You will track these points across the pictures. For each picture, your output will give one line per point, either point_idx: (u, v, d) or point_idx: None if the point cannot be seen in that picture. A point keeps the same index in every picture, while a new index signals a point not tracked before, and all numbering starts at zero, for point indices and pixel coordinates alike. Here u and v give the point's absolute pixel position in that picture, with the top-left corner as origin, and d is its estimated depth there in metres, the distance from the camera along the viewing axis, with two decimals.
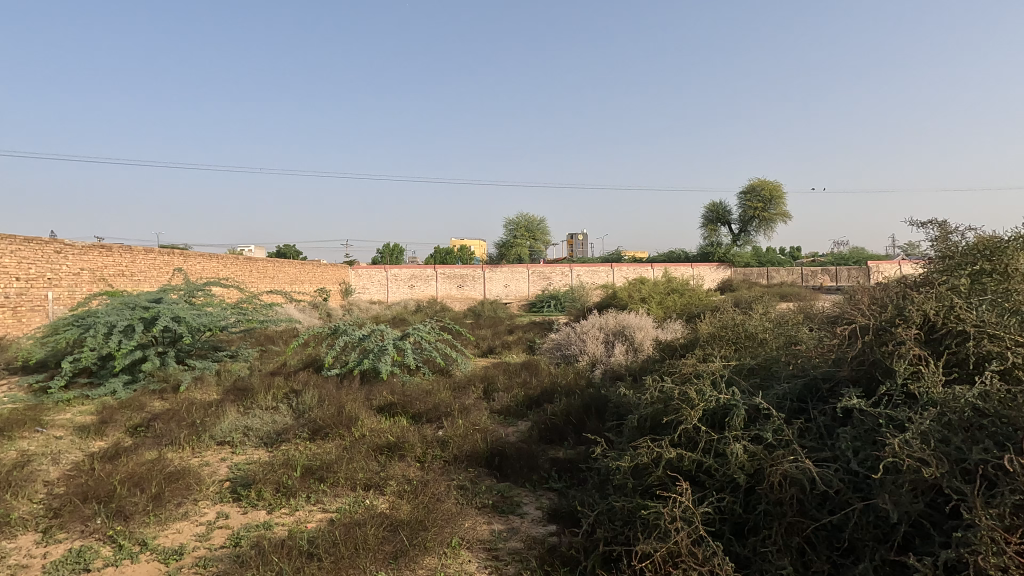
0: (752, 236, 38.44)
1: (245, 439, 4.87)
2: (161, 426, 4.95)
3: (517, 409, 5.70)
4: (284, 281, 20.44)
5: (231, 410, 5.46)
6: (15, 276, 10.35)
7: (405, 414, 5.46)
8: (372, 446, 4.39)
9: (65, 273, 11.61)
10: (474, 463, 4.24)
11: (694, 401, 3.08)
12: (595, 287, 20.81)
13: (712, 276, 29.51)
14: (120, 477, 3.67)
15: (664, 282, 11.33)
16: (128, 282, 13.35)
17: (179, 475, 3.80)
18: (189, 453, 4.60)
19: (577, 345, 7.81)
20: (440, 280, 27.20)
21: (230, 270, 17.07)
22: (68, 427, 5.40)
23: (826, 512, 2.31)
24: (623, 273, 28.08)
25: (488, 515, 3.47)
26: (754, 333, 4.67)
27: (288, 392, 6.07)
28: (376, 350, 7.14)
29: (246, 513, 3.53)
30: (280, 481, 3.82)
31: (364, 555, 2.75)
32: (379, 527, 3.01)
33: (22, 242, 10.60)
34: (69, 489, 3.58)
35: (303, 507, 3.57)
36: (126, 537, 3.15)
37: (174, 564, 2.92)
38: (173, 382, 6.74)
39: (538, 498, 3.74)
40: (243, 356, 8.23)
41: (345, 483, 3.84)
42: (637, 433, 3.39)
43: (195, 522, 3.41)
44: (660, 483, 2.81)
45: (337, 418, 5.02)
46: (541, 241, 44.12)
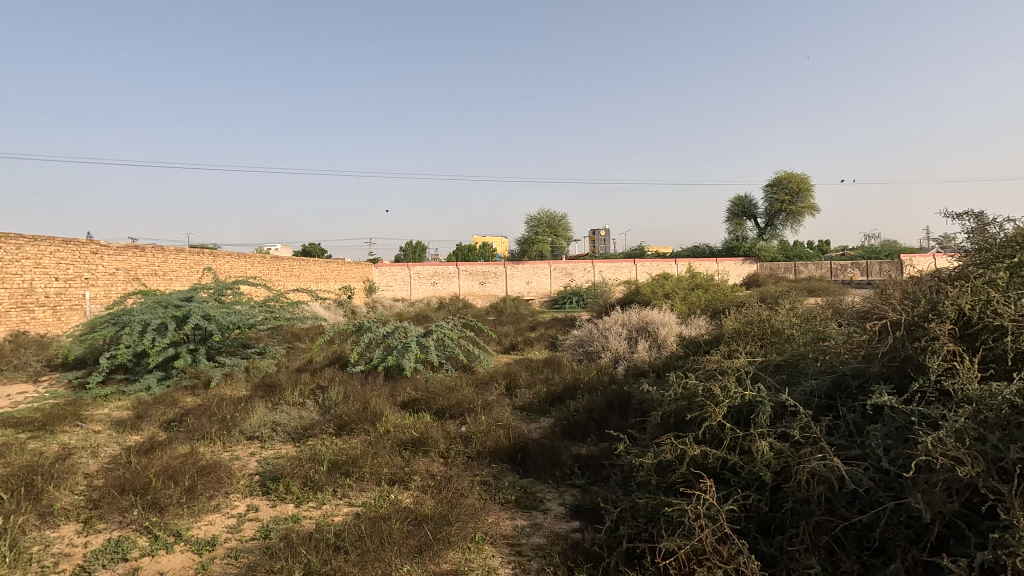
0: (779, 231, 37.67)
1: (273, 434, 4.98)
2: (193, 421, 5.11)
3: (540, 406, 5.68)
4: (310, 280, 20.84)
5: (259, 406, 5.58)
6: (54, 276, 10.83)
7: (428, 410, 5.50)
8: (397, 442, 4.45)
9: (101, 273, 12.04)
10: (496, 458, 4.25)
11: (718, 398, 3.04)
12: (618, 284, 20.60)
13: (739, 271, 29.07)
14: (155, 471, 3.79)
15: (688, 277, 11.17)
16: (161, 281, 13.76)
17: (211, 469, 3.91)
18: (220, 447, 4.71)
19: (599, 343, 7.75)
20: (463, 277, 27.32)
21: (257, 269, 17.46)
22: (105, 421, 5.59)
23: (856, 511, 2.26)
24: (646, 268, 27.76)
25: (511, 511, 3.48)
26: (781, 329, 4.55)
27: (314, 388, 6.20)
28: (400, 347, 7.23)
29: (275, 506, 3.61)
30: (307, 475, 3.90)
31: (389, 548, 2.79)
32: (403, 522, 3.05)
33: (60, 243, 11.06)
34: (108, 482, 3.73)
35: (330, 501, 3.63)
36: (161, 529, 3.25)
37: (207, 554, 3.01)
38: (204, 378, 6.94)
39: (560, 494, 3.73)
40: (270, 353, 8.45)
41: (370, 477, 3.90)
42: (660, 431, 3.37)
43: (226, 515, 3.51)
44: (684, 480, 2.79)
45: (362, 414, 5.10)
46: (563, 238, 44.05)
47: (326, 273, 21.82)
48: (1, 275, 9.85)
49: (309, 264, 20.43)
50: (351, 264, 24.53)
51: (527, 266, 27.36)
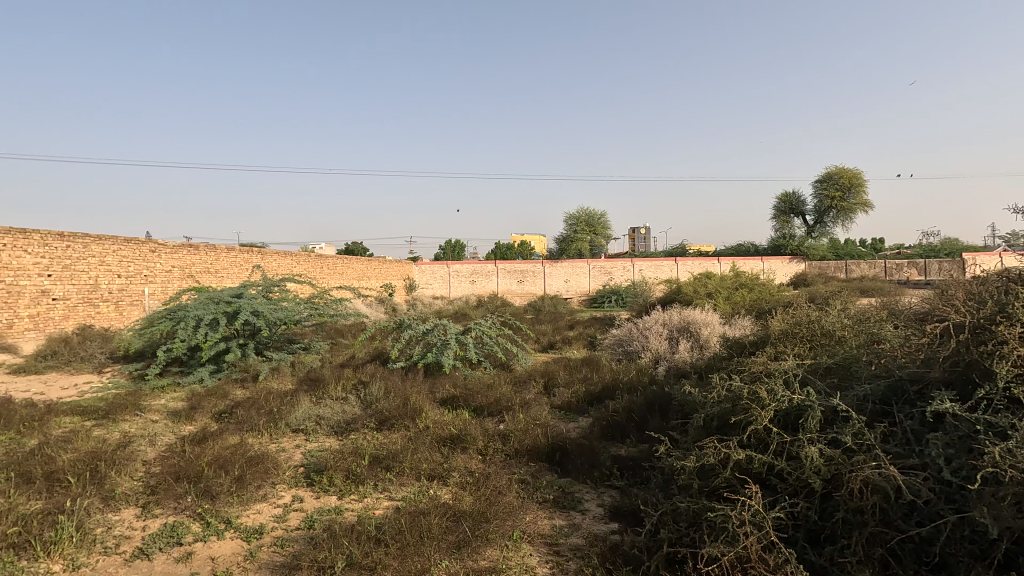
0: (829, 229, 36.20)
1: (318, 428, 5.12)
2: (243, 413, 5.32)
3: (578, 406, 5.64)
4: (352, 277, 21.37)
5: (304, 400, 5.76)
6: (116, 273, 11.51)
7: (466, 407, 5.55)
8: (436, 438, 4.51)
9: (159, 271, 12.69)
10: (534, 457, 4.24)
11: (765, 401, 2.94)
12: (658, 284, 20.25)
13: (785, 271, 28.23)
14: (207, 460, 3.96)
15: (732, 276, 10.87)
16: (213, 278, 14.39)
17: (259, 460, 4.05)
18: (267, 439, 4.89)
19: (639, 343, 7.64)
20: (502, 275, 27.45)
21: (303, 267, 18.02)
22: (162, 411, 5.88)
23: (913, 523, 2.15)
24: (688, 267, 27.14)
25: (549, 510, 3.46)
26: (832, 331, 4.36)
27: (356, 384, 6.35)
28: (439, 344, 7.32)
29: (319, 498, 3.71)
30: (350, 468, 4.00)
31: (428, 543, 2.83)
32: (442, 518, 3.08)
33: (122, 242, 11.71)
34: (164, 469, 3.92)
35: (371, 495, 3.71)
36: (213, 515, 3.40)
37: (255, 542, 3.12)
38: (253, 372, 7.21)
39: (599, 495, 3.69)
40: (315, 349, 8.70)
41: (410, 472, 3.96)
42: (703, 434, 3.29)
43: (273, 504, 3.63)
44: (728, 485, 2.72)
45: (403, 410, 5.19)
46: (602, 236, 43.67)
47: (368, 270, 22.33)
48: (70, 273, 10.58)
49: (352, 262, 20.96)
50: (392, 263, 25.02)
51: (566, 265, 27.16)
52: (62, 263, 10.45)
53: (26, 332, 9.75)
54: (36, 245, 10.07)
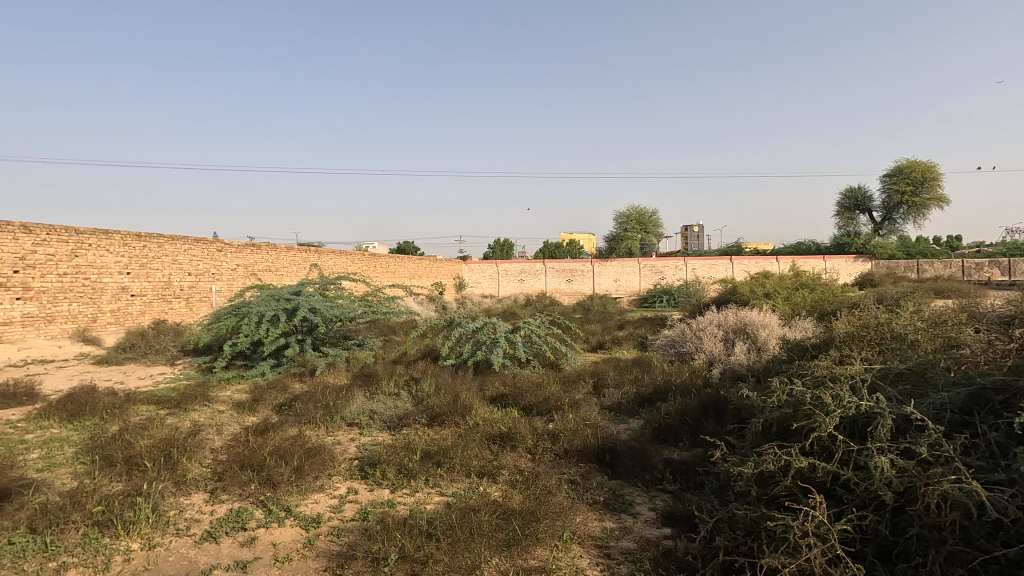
0: (899, 226, 34.08)
1: (371, 422, 5.27)
2: (301, 406, 5.53)
3: (629, 407, 5.55)
4: (404, 276, 21.86)
5: (359, 395, 5.93)
6: (187, 271, 12.23)
7: (516, 406, 5.56)
8: (486, 436, 4.54)
9: (225, 269, 13.39)
10: (584, 458, 4.20)
11: (829, 407, 2.80)
12: (712, 283, 19.65)
13: (849, 270, 26.85)
14: (269, 450, 4.15)
15: (793, 276, 10.40)
16: (274, 276, 15.06)
17: (316, 452, 4.21)
18: (324, 432, 5.06)
19: (692, 344, 7.43)
20: (550, 274, 27.39)
21: (357, 266, 18.59)
22: (227, 402, 6.20)
23: (999, 544, 1.99)
24: (744, 266, 26.11)
25: (599, 512, 3.42)
26: (904, 334, 4.09)
27: (408, 380, 6.49)
28: (488, 342, 7.37)
29: (373, 491, 3.82)
30: (402, 462, 4.08)
31: (479, 539, 2.85)
32: (492, 515, 3.10)
33: (193, 242, 12.44)
34: (230, 457, 4.13)
35: (422, 489, 3.77)
36: (274, 503, 3.55)
37: (313, 531, 3.24)
38: (310, 367, 7.50)
39: (651, 499, 3.61)
40: (368, 345, 8.95)
41: (460, 468, 4.00)
42: (761, 440, 3.16)
43: (330, 495, 3.76)
44: (789, 493, 2.60)
45: (453, 407, 5.25)
46: (653, 235, 42.83)
47: (419, 269, 22.78)
48: (146, 271, 11.32)
49: (403, 261, 21.44)
50: (442, 262, 25.44)
51: (615, 264, 26.67)
52: (139, 261, 11.21)
53: (108, 326, 10.51)
54: (117, 245, 10.83)
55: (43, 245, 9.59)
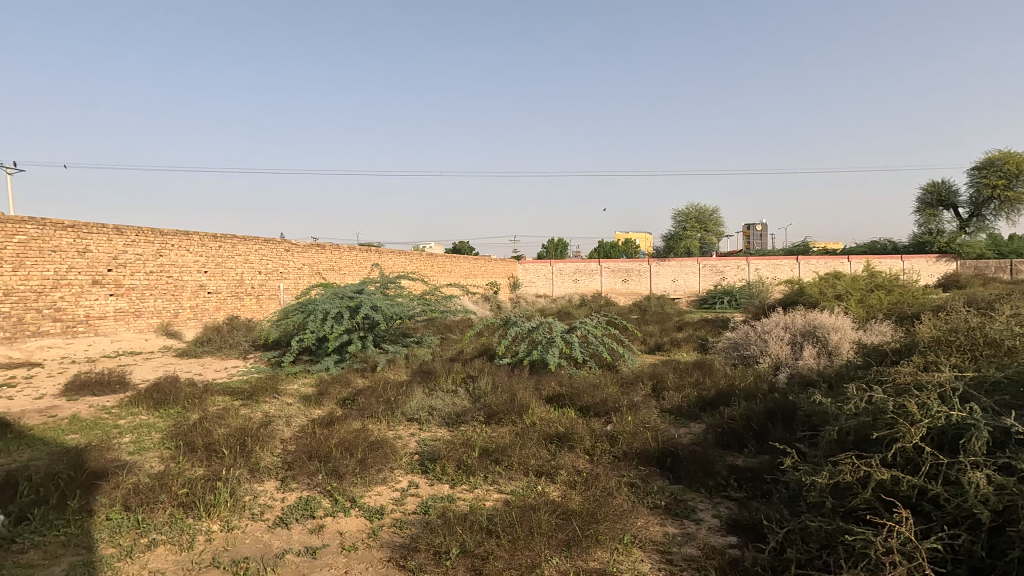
0: (989, 223, 31.41)
1: (430, 418, 5.38)
2: (364, 400, 5.72)
3: (690, 411, 5.40)
4: (459, 275, 22.20)
5: (418, 391, 6.07)
6: (257, 270, 12.91)
7: (572, 406, 5.53)
8: (543, 435, 4.54)
9: (292, 268, 14.05)
10: (643, 461, 4.12)
11: (914, 417, 2.62)
12: (777, 284, 18.79)
13: (929, 271, 25.01)
14: (335, 442, 4.31)
15: (868, 276, 9.78)
16: (337, 275, 15.66)
17: (379, 445, 4.34)
18: (385, 426, 5.22)
19: (757, 347, 7.14)
20: (606, 273, 27.05)
21: (415, 265, 19.04)
22: (295, 395, 6.50)
23: None
24: (812, 266, 24.83)
25: (661, 517, 3.34)
26: (999, 341, 3.76)
27: (465, 377, 6.58)
28: (545, 342, 7.35)
29: (433, 485, 3.90)
30: (461, 459, 4.15)
31: (538, 538, 2.85)
32: (552, 515, 3.10)
33: (263, 243, 13.12)
34: (299, 447, 4.33)
35: (481, 486, 3.82)
36: (340, 493, 3.69)
37: (377, 521, 3.34)
38: (371, 363, 7.75)
39: (715, 506, 3.49)
40: (426, 343, 9.15)
41: (518, 467, 4.02)
42: (836, 449, 3.00)
43: (392, 488, 3.87)
44: (869, 507, 2.46)
45: (510, 405, 5.28)
46: (713, 234, 41.47)
47: (474, 269, 23.07)
48: (221, 270, 12.05)
49: (459, 261, 21.78)
50: (497, 261, 25.66)
51: (674, 264, 26.00)
52: (215, 261, 11.94)
53: (188, 321, 11.26)
54: (196, 245, 11.57)
55: (132, 245, 10.38)
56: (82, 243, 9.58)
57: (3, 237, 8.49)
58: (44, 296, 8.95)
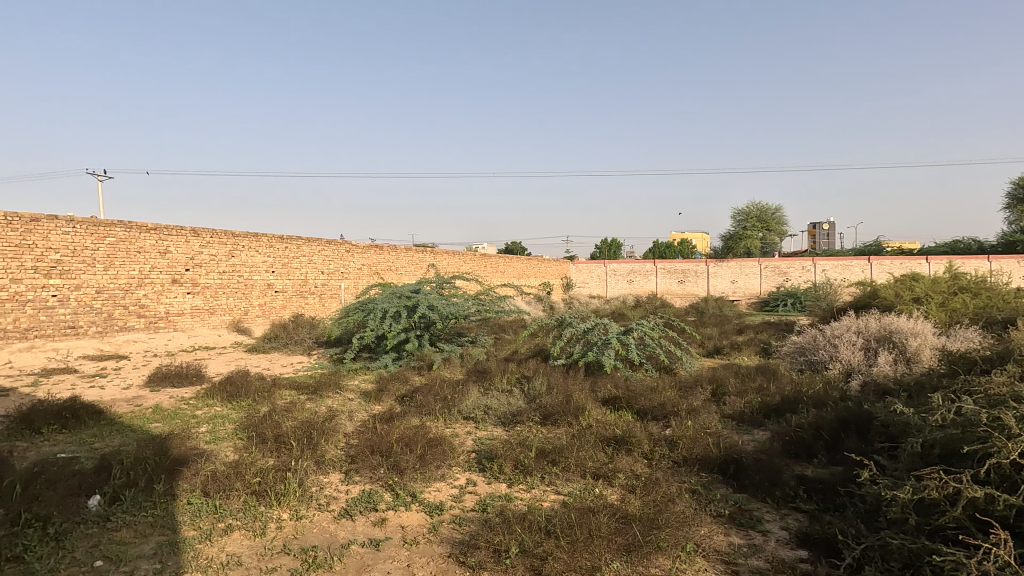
0: None
1: (486, 417, 5.43)
2: (422, 398, 5.84)
3: (753, 417, 5.20)
4: (512, 276, 22.31)
5: (474, 390, 6.14)
6: (320, 270, 13.45)
7: (629, 409, 5.44)
8: (600, 438, 4.49)
9: (352, 268, 14.54)
10: (705, 468, 4.00)
11: (1012, 431, 2.41)
12: (846, 286, 17.79)
13: (1021, 272, 23.00)
14: (395, 438, 4.43)
15: (951, 279, 9.09)
16: (394, 275, 16.08)
17: (437, 442, 4.42)
18: (442, 424, 5.31)
19: (826, 352, 6.78)
20: (661, 274, 26.47)
21: (469, 265, 19.28)
22: (356, 391, 6.73)
23: None
24: (885, 268, 23.35)
25: (725, 526, 3.24)
26: None
27: (519, 377, 6.61)
28: (600, 343, 7.27)
29: (490, 484, 3.93)
30: (518, 458, 4.16)
31: (598, 541, 2.83)
32: (612, 518, 3.06)
33: (325, 244, 13.65)
34: (361, 442, 4.48)
35: (538, 487, 3.82)
36: (401, 488, 3.79)
37: (437, 517, 3.41)
38: (428, 362, 7.92)
39: (782, 517, 3.35)
40: (481, 342, 9.25)
41: (575, 469, 3.99)
42: (920, 462, 2.81)
43: (450, 484, 3.93)
44: (959, 526, 2.29)
45: (565, 406, 5.25)
46: (776, 233, 39.79)
47: (527, 270, 23.13)
48: (287, 270, 12.63)
49: (512, 261, 21.89)
50: (550, 262, 25.61)
51: (733, 264, 25.11)
52: (282, 261, 12.53)
53: (256, 318, 11.86)
54: (264, 247, 12.18)
55: (208, 246, 11.04)
56: (164, 244, 10.27)
57: (96, 239, 9.24)
58: (130, 293, 9.67)
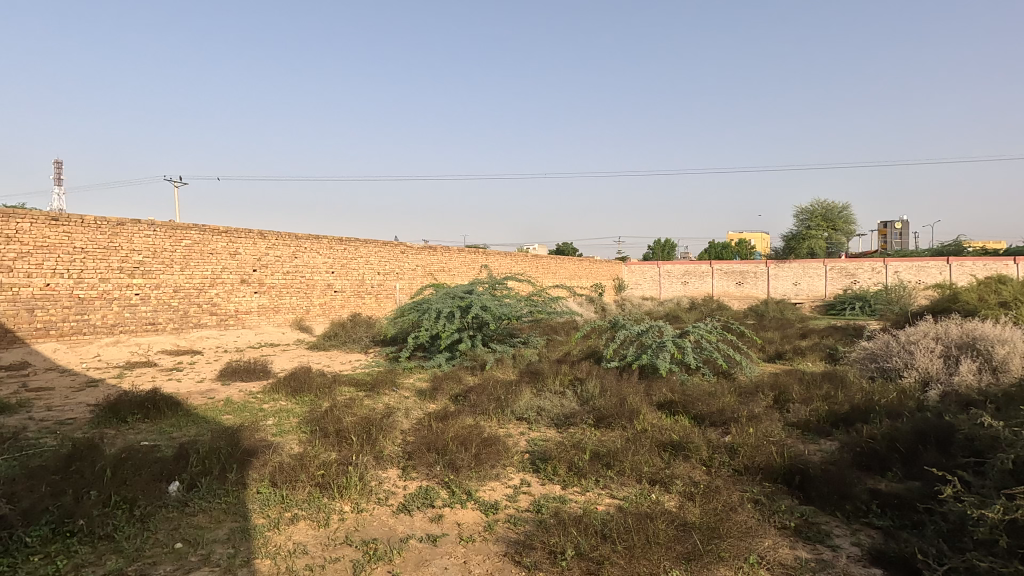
0: None
1: (539, 418, 5.44)
2: (475, 398, 5.91)
3: (819, 426, 4.96)
4: (563, 277, 22.22)
5: (527, 391, 6.16)
6: (376, 271, 13.86)
7: (686, 414, 5.31)
8: (656, 442, 4.41)
9: (407, 269, 14.90)
10: (768, 477, 3.85)
11: None
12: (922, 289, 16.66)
13: None
14: (450, 436, 4.50)
15: None
16: (447, 276, 16.35)
17: (491, 442, 4.46)
18: (496, 424, 5.36)
19: (900, 359, 6.38)
20: (717, 276, 25.68)
21: (520, 266, 19.36)
22: (411, 389, 6.89)
23: None
24: (967, 269, 21.71)
25: (790, 539, 3.10)
26: None
27: (572, 379, 6.58)
28: (654, 346, 7.14)
29: (544, 485, 3.93)
30: (572, 461, 4.14)
31: (656, 548, 2.78)
32: (670, 525, 2.99)
33: (382, 245, 14.04)
34: (418, 439, 4.58)
35: (593, 490, 3.79)
36: (457, 486, 3.85)
37: (492, 516, 3.44)
38: (480, 362, 8.01)
39: (853, 533, 3.18)
40: (533, 343, 9.26)
41: (631, 473, 3.93)
42: (1011, 480, 2.60)
43: (505, 484, 3.96)
44: None
45: (620, 409, 5.18)
46: (842, 232, 37.79)
47: (578, 270, 22.98)
48: (345, 270, 13.08)
49: (564, 262, 21.81)
50: (601, 263, 25.35)
51: (795, 265, 24.04)
52: (341, 262, 12.99)
53: (317, 317, 12.35)
54: (325, 248, 12.67)
55: (273, 248, 11.59)
56: (233, 246, 10.86)
57: (173, 241, 9.87)
58: (204, 293, 10.28)
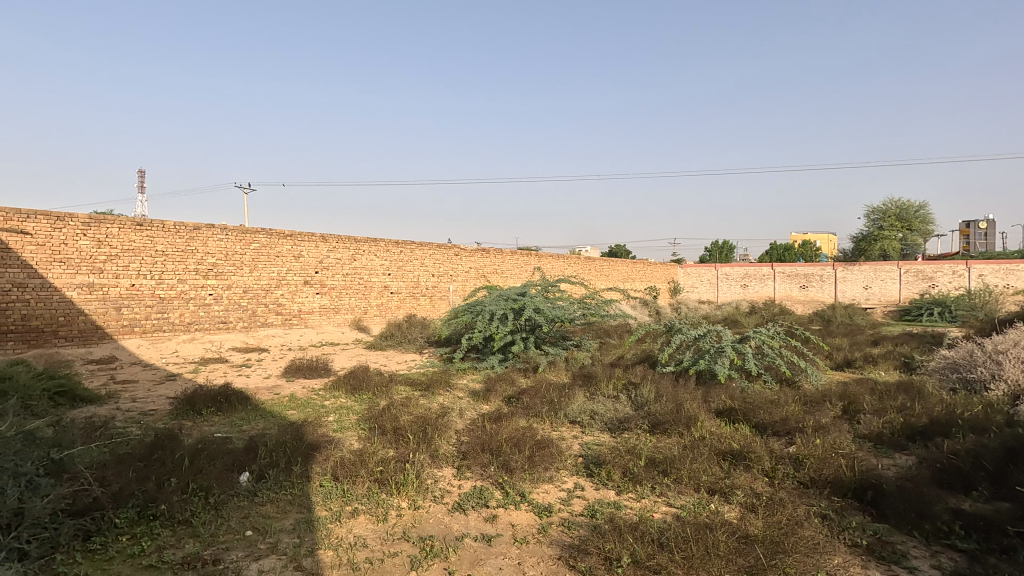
0: None
1: (592, 421, 5.39)
2: (528, 400, 5.93)
3: (894, 439, 4.67)
4: (616, 279, 21.93)
5: (580, 394, 6.13)
6: (431, 273, 14.16)
7: (746, 422, 5.13)
8: (715, 451, 4.28)
9: (461, 271, 15.14)
10: (837, 491, 3.66)
11: None
12: None
13: None
14: (504, 437, 4.54)
15: None
16: (500, 278, 16.50)
17: (545, 444, 4.46)
18: (548, 426, 5.36)
19: (986, 370, 5.90)
20: (779, 278, 24.64)
21: (573, 268, 19.27)
22: (464, 390, 6.99)
23: None
24: None
25: (862, 558, 2.94)
26: None
27: (626, 383, 6.49)
28: (713, 351, 6.93)
29: (599, 490, 3.90)
30: (627, 466, 4.09)
31: (715, 560, 2.70)
32: (731, 537, 2.90)
33: (436, 247, 14.33)
34: (472, 439, 4.64)
35: (648, 496, 3.72)
36: (511, 487, 3.88)
37: (546, 518, 3.44)
38: (533, 364, 8.04)
39: (933, 555, 2.98)
40: (586, 346, 9.20)
41: (688, 481, 3.84)
42: None
43: (558, 487, 3.95)
44: None
45: (676, 415, 5.06)
46: (919, 233, 35.40)
47: (632, 272, 22.62)
48: (401, 272, 13.43)
49: (617, 264, 21.54)
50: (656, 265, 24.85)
51: (865, 268, 22.73)
52: (397, 264, 13.35)
53: (374, 317, 12.75)
54: (382, 251, 13.05)
55: (334, 251, 12.04)
56: (297, 249, 11.36)
57: (243, 245, 10.44)
58: (270, 293, 10.82)
